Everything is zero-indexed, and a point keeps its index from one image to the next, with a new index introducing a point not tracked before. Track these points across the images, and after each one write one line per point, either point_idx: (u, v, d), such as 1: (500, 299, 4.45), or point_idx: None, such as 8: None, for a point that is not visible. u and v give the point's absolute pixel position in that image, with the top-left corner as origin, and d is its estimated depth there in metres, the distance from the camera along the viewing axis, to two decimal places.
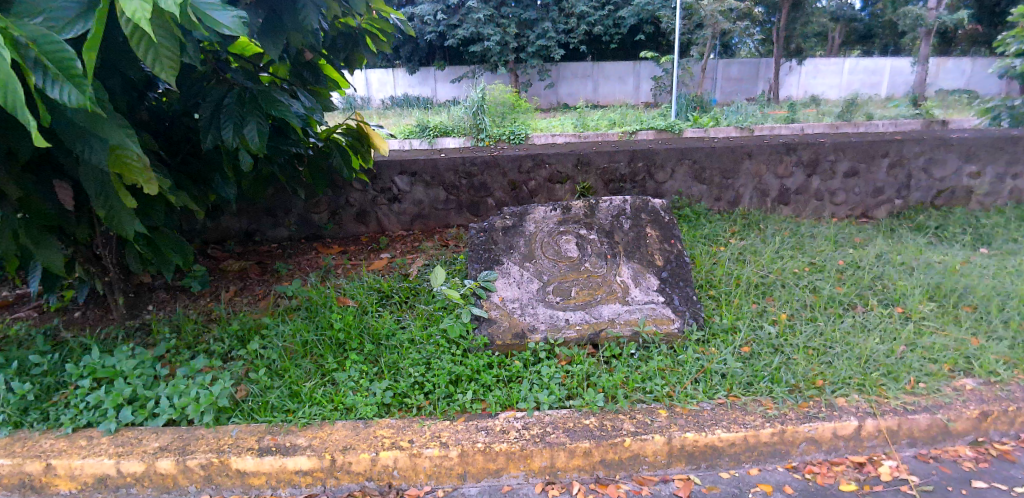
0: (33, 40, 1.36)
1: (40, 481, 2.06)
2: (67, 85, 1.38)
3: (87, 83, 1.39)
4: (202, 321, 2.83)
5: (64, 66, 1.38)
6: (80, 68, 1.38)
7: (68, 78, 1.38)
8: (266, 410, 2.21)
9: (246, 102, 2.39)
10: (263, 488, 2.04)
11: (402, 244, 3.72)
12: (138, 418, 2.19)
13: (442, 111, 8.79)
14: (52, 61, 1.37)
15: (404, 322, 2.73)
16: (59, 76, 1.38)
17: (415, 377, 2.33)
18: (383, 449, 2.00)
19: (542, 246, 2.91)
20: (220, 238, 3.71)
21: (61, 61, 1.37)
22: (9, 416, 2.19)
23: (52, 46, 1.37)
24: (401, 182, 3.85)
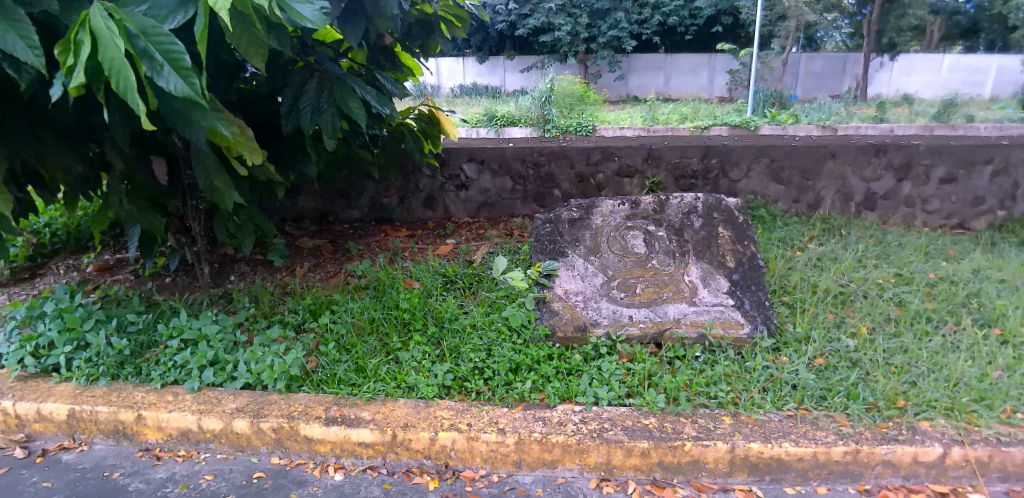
0: (143, 32, 1.50)
1: (132, 429, 2.26)
2: (173, 75, 1.52)
3: (192, 76, 1.53)
4: (279, 293, 2.98)
5: (172, 59, 1.52)
6: (188, 62, 1.52)
7: (175, 69, 1.52)
8: (334, 382, 2.32)
9: (324, 88, 2.51)
10: (328, 456, 2.14)
11: (468, 231, 3.76)
12: (218, 380, 2.36)
13: (511, 100, 8.81)
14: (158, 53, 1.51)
15: (467, 307, 2.77)
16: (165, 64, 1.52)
17: (476, 362, 2.37)
18: (442, 429, 2.05)
19: (607, 241, 2.87)
20: (297, 216, 3.90)
21: (169, 54, 1.51)
22: (108, 368, 2.43)
23: (160, 38, 1.52)
24: (469, 170, 3.89)
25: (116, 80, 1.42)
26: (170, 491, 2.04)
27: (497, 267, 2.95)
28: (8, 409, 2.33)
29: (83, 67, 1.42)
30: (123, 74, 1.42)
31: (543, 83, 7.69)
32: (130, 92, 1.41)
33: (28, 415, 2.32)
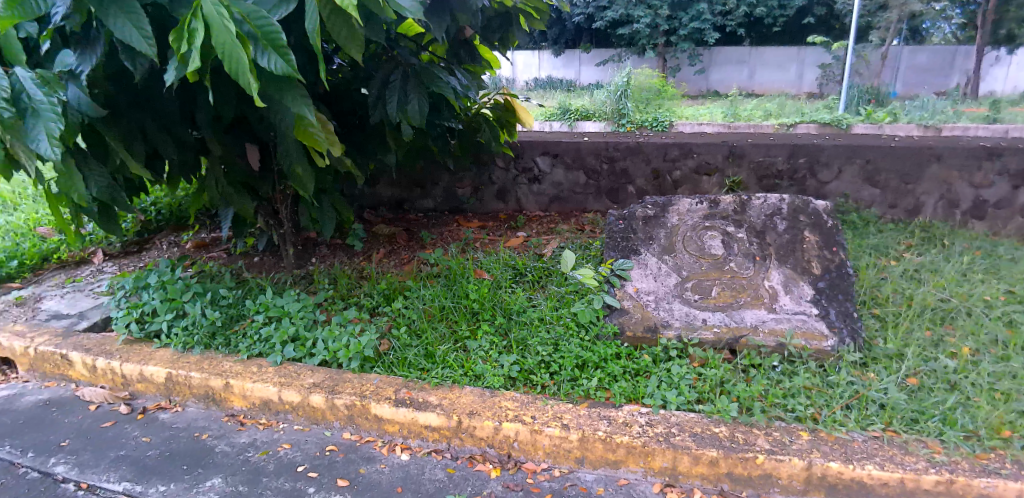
0: (248, 17, 1.59)
1: (220, 395, 2.43)
2: (274, 56, 1.61)
3: (290, 54, 1.61)
4: (356, 277, 3.11)
5: (271, 39, 1.60)
6: (285, 41, 1.60)
7: (275, 50, 1.61)
8: (404, 365, 2.41)
9: (410, 79, 2.57)
10: (395, 436, 2.22)
11: (538, 224, 3.76)
12: (298, 355, 2.50)
13: (585, 94, 8.72)
14: (259, 35, 1.59)
15: (536, 301, 2.77)
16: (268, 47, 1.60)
17: (543, 356, 2.38)
18: (506, 420, 2.07)
19: (683, 240, 2.78)
20: (375, 204, 4.06)
21: (269, 34, 1.59)
22: (202, 337, 2.63)
23: (262, 23, 1.60)
24: (542, 163, 3.88)
25: (231, 62, 1.48)
26: (251, 456, 2.19)
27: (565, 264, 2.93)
28: (116, 369, 2.58)
29: (199, 53, 1.48)
30: (235, 55, 1.48)
31: (620, 77, 7.55)
32: (245, 73, 1.49)
33: (132, 376, 2.56)
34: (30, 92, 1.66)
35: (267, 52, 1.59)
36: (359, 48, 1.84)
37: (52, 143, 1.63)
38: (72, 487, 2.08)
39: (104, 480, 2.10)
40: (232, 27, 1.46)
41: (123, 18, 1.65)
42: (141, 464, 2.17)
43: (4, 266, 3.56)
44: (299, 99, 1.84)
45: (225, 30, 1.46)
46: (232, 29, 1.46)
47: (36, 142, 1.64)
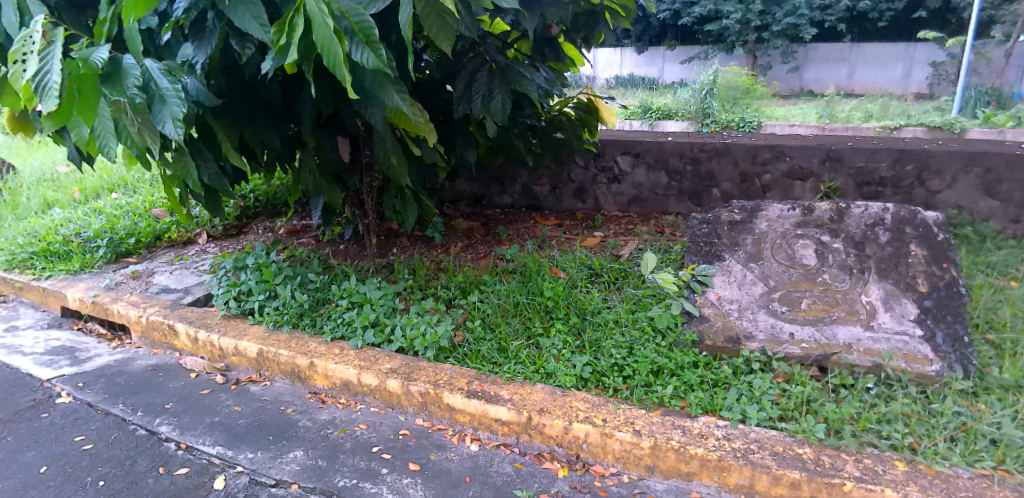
0: (346, 13, 1.67)
1: (305, 373, 2.58)
2: (366, 50, 1.68)
3: (380, 48, 1.68)
4: (434, 268, 3.20)
5: (365, 34, 1.67)
6: (377, 35, 1.66)
7: (367, 44, 1.68)
8: (477, 358, 2.46)
9: (496, 76, 2.60)
10: (466, 426, 2.26)
11: (616, 225, 3.70)
12: (377, 341, 2.60)
13: (667, 93, 8.47)
14: (355, 29, 1.66)
15: (611, 302, 2.74)
16: (362, 42, 1.66)
17: (616, 358, 2.35)
18: (577, 420, 2.06)
19: (772, 248, 2.66)
20: (454, 198, 4.16)
21: (363, 30, 1.66)
22: (291, 317, 2.81)
23: (359, 17, 1.68)
24: (623, 163, 3.81)
25: (328, 57, 1.55)
26: (331, 433, 2.30)
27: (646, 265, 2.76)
28: (215, 341, 2.80)
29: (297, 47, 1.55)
30: (332, 48, 1.54)
31: (706, 75, 7.28)
32: (340, 66, 1.54)
33: (228, 349, 2.77)
34: (157, 80, 1.79)
35: (360, 45, 1.66)
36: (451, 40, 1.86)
37: (176, 125, 1.78)
38: (174, 446, 2.28)
39: (202, 442, 2.29)
40: (331, 22, 1.52)
41: (242, 7, 1.77)
42: (233, 431, 2.35)
43: (123, 243, 4.00)
44: (392, 92, 1.93)
45: (324, 25, 1.52)
46: (330, 24, 1.52)
47: (164, 124, 1.78)
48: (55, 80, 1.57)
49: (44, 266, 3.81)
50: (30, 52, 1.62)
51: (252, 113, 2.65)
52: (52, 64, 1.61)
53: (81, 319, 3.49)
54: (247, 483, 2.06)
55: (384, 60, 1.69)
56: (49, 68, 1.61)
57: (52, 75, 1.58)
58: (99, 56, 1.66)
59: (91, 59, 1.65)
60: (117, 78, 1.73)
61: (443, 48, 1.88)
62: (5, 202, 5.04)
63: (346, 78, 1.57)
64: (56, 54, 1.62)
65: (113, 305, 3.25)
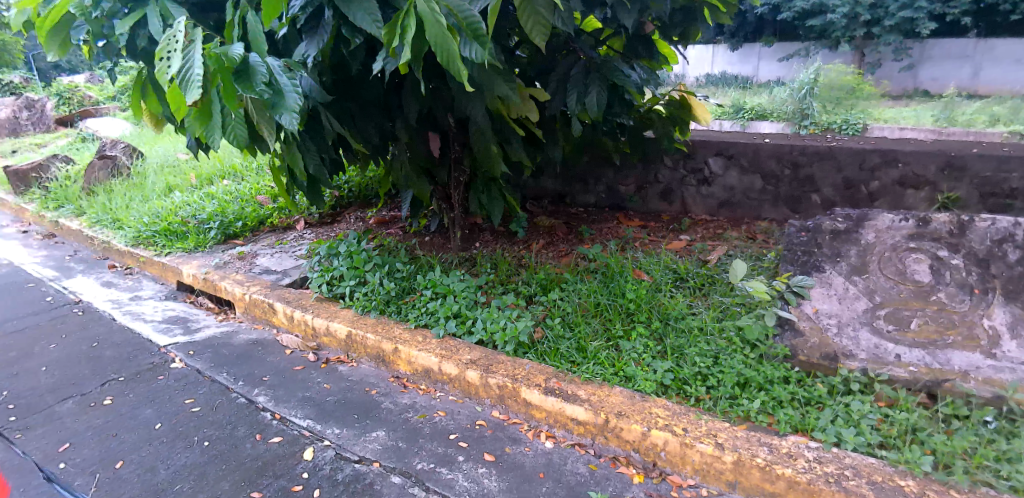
0: (454, 10, 1.74)
1: (389, 357, 2.70)
2: (474, 44, 1.75)
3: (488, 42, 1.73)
4: (515, 264, 3.24)
5: (473, 28, 1.73)
6: (485, 29, 1.72)
7: (475, 39, 1.74)
8: (556, 356, 2.47)
9: (591, 72, 2.61)
10: (541, 422, 2.28)
11: (704, 229, 3.59)
12: (458, 331, 2.68)
13: (762, 92, 8.03)
14: (463, 24, 1.73)
15: (696, 308, 2.68)
16: (471, 37, 1.73)
17: (699, 367, 2.28)
18: (656, 427, 2.02)
19: (879, 261, 2.46)
20: (538, 195, 4.20)
21: (470, 25, 1.72)
22: (378, 304, 2.95)
23: (466, 13, 1.73)
24: (714, 165, 3.67)
25: (441, 50, 1.62)
26: (411, 417, 2.39)
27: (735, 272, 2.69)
28: (308, 321, 2.99)
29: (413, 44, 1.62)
30: (445, 45, 1.61)
31: (807, 73, 6.82)
32: (454, 58, 1.61)
33: (320, 330, 2.95)
34: (277, 76, 1.95)
35: (467, 41, 1.74)
36: (544, 39, 1.93)
37: (294, 119, 1.93)
38: (270, 415, 2.46)
39: (294, 414, 2.46)
40: (441, 18, 1.59)
41: (354, 9, 1.93)
42: (322, 407, 2.50)
43: (232, 226, 4.36)
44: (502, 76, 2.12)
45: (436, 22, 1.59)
46: (443, 22, 1.58)
47: (283, 117, 1.93)
48: (198, 73, 1.75)
49: (165, 244, 4.24)
50: (173, 51, 1.81)
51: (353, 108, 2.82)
52: (194, 59, 1.78)
53: (194, 293, 3.84)
54: (333, 456, 2.19)
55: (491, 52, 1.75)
56: (191, 64, 1.78)
57: (196, 68, 1.75)
58: (237, 53, 1.87)
59: (231, 56, 1.86)
60: (247, 76, 1.88)
61: (539, 43, 1.94)
62: (135, 185, 5.63)
63: (460, 69, 1.64)
64: (197, 50, 1.79)
65: (221, 282, 3.55)
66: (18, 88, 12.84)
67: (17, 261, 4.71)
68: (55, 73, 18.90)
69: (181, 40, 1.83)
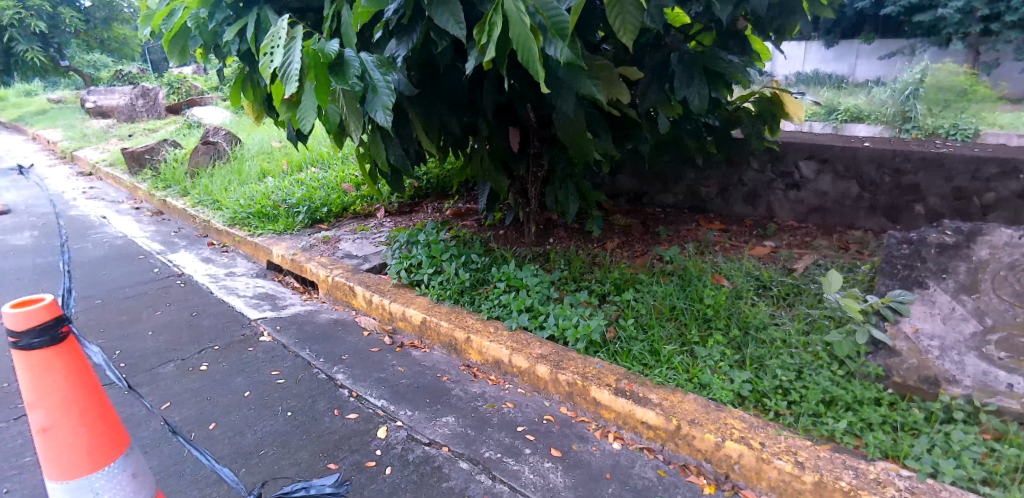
0: (540, 9, 1.74)
1: (461, 346, 2.76)
2: (559, 44, 1.75)
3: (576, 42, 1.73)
4: (588, 261, 3.23)
5: (559, 28, 1.73)
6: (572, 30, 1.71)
7: (562, 39, 1.74)
8: (628, 357, 2.44)
9: (692, 63, 2.64)
10: (609, 423, 2.25)
11: (791, 235, 3.43)
12: (530, 325, 2.70)
13: (859, 92, 7.50)
14: (549, 23, 1.73)
15: (779, 318, 2.58)
16: (555, 37, 1.74)
17: (781, 381, 2.18)
18: (730, 438, 1.95)
19: (993, 281, 2.24)
20: (615, 194, 4.16)
21: (557, 24, 1.72)
22: (452, 293, 3.02)
23: (552, 12, 1.73)
24: (806, 168, 3.47)
25: (524, 51, 1.64)
26: (480, 405, 2.44)
27: (829, 284, 2.51)
28: (386, 306, 3.11)
29: (496, 42, 1.64)
30: (527, 46, 1.63)
31: (913, 73, 6.30)
32: (534, 61, 1.62)
33: (396, 314, 3.06)
34: (371, 72, 2.05)
35: (554, 42, 1.75)
36: (630, 36, 1.88)
37: (386, 112, 2.02)
38: (347, 393, 2.58)
39: (370, 393, 2.57)
40: (526, 18, 1.61)
41: (443, 9, 1.98)
42: (395, 388, 2.59)
43: (318, 211, 4.60)
44: None
45: (521, 23, 1.61)
46: (527, 23, 1.59)
47: (374, 111, 2.02)
48: (299, 69, 1.84)
49: (258, 225, 4.53)
50: (277, 48, 1.93)
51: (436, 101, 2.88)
52: (295, 55, 1.87)
53: (282, 272, 4.09)
54: (405, 437, 2.27)
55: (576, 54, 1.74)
56: (293, 60, 1.87)
57: (297, 64, 1.85)
58: (334, 50, 1.93)
59: (328, 52, 1.93)
60: (341, 69, 1.99)
61: (626, 41, 1.91)
62: (233, 169, 6.06)
63: (539, 70, 1.65)
64: (299, 47, 1.88)
65: (307, 263, 3.76)
66: (135, 77, 14.12)
67: (130, 234, 5.19)
68: (167, 64, 20.63)
69: (284, 38, 1.93)
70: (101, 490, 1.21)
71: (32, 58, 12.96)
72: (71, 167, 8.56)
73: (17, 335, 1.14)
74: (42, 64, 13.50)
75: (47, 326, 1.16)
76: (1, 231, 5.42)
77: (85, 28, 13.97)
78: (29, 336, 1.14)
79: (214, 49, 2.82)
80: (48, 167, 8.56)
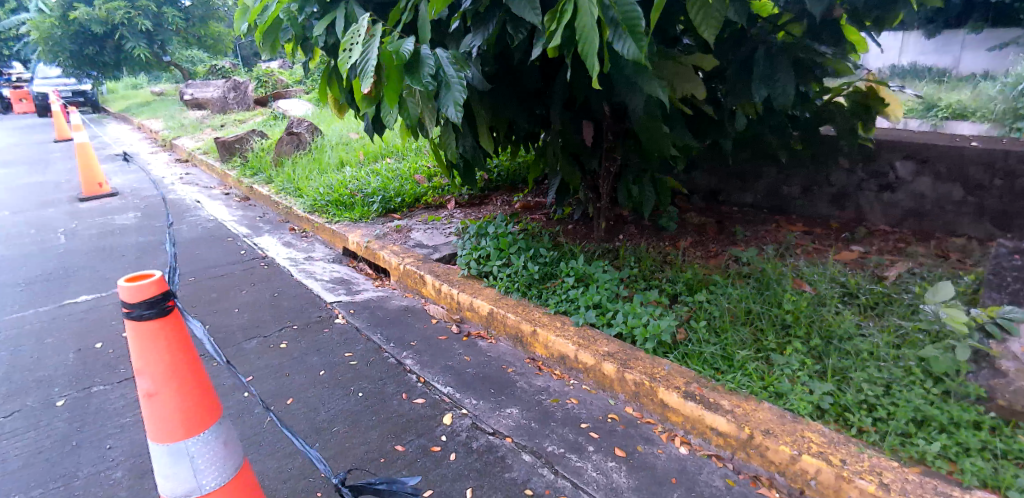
0: (613, 3, 1.68)
1: (526, 339, 2.77)
2: (628, 40, 1.68)
3: (644, 39, 1.66)
4: (659, 260, 3.15)
5: (630, 23, 1.66)
6: (643, 26, 1.64)
7: (631, 34, 1.67)
8: (699, 360, 2.36)
9: (776, 59, 2.54)
10: (676, 427, 2.19)
11: (881, 241, 3.19)
12: (597, 322, 2.67)
13: (965, 83, 6.83)
14: (620, 18, 1.67)
15: (867, 329, 2.41)
16: (625, 32, 1.67)
17: (866, 395, 2.03)
18: (808, 453, 1.84)
19: None
20: (690, 191, 4.05)
21: (628, 19, 1.65)
22: (520, 286, 3.04)
23: (625, 6, 1.67)
24: (902, 169, 3.21)
25: (588, 45, 1.58)
26: (544, 400, 2.44)
27: (937, 295, 2.32)
28: (454, 295, 3.17)
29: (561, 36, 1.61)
30: (590, 40, 1.58)
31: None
32: (593, 55, 1.55)
33: (464, 304, 3.11)
34: (445, 68, 2.08)
35: (624, 38, 1.68)
36: (715, 32, 1.84)
37: (455, 108, 2.03)
38: (414, 378, 2.66)
39: (437, 380, 2.62)
40: (595, 13, 1.56)
41: (518, 3, 1.97)
42: (462, 377, 2.64)
43: (392, 201, 4.76)
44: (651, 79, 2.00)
45: (588, 16, 1.57)
46: (594, 17, 1.54)
47: (445, 107, 2.05)
48: (375, 65, 1.89)
49: (336, 213, 4.74)
50: (356, 44, 2.00)
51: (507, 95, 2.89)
52: (372, 54, 1.93)
53: (356, 259, 4.26)
54: (470, 425, 2.30)
55: (646, 49, 1.67)
56: (371, 56, 1.93)
57: (373, 62, 1.90)
58: (409, 49, 1.95)
59: (402, 52, 1.94)
60: (416, 66, 2.02)
61: (707, 37, 1.86)
62: (314, 158, 6.36)
63: (599, 66, 1.58)
64: (376, 45, 1.93)
65: (381, 251, 3.89)
66: (228, 71, 15.09)
67: (220, 218, 5.57)
68: (256, 59, 21.92)
69: (364, 35, 1.99)
70: (195, 454, 1.30)
71: (140, 55, 14.14)
72: (170, 154, 9.28)
73: (131, 305, 1.23)
74: (149, 60, 14.71)
75: (156, 300, 1.25)
76: (110, 211, 5.97)
77: (186, 26, 15.08)
78: (140, 308, 1.23)
79: (302, 41, 2.97)
80: (152, 154, 9.33)
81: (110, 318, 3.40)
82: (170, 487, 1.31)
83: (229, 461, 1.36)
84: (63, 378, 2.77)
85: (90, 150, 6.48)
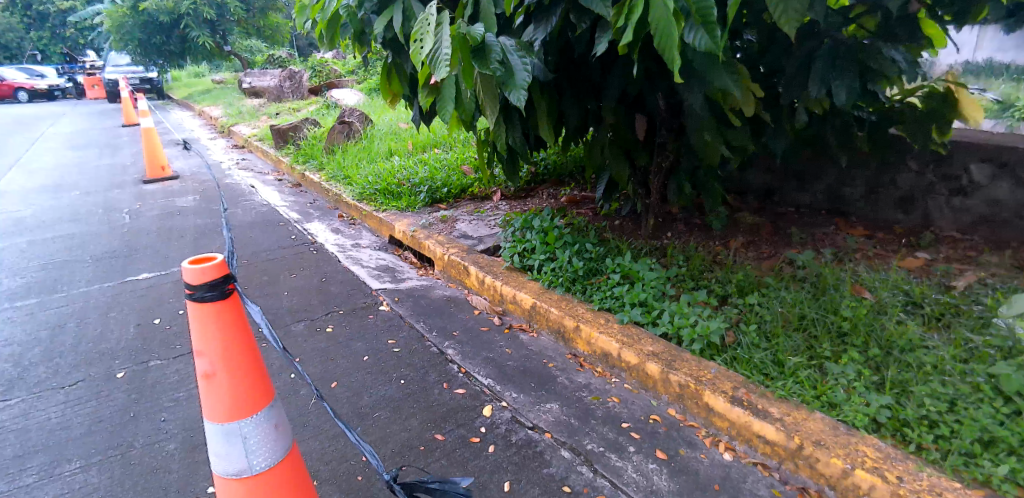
0: None
1: (569, 334, 2.75)
2: (701, 31, 1.64)
3: (718, 31, 1.60)
4: (709, 260, 3.07)
5: (703, 13, 1.61)
6: (717, 16, 1.58)
7: (704, 25, 1.62)
8: (748, 365, 2.29)
9: (841, 56, 2.43)
10: (721, 431, 2.13)
11: (950, 248, 3.00)
12: (642, 320, 2.63)
13: None
14: (694, 10, 1.62)
15: (932, 340, 2.28)
16: (698, 24, 1.63)
17: (929, 410, 1.91)
18: (862, 468, 1.75)
19: None
20: (743, 190, 3.92)
21: (701, 9, 1.61)
22: (564, 281, 3.02)
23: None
24: (977, 173, 2.99)
25: (663, 37, 1.55)
26: (585, 397, 2.41)
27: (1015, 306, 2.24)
28: (498, 287, 3.17)
29: (633, 28, 1.57)
30: (666, 30, 1.53)
31: None
32: (672, 49, 1.53)
33: (507, 296, 3.11)
34: (509, 56, 2.07)
35: (697, 28, 1.62)
36: (794, 25, 1.72)
37: (521, 96, 2.02)
38: (455, 368, 2.68)
39: (477, 372, 2.64)
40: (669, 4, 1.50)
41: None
42: (502, 370, 2.64)
43: (438, 191, 4.81)
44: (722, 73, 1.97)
45: (662, 5, 1.52)
46: (670, 7, 1.49)
47: (512, 94, 2.04)
48: (446, 52, 1.86)
49: (383, 201, 4.82)
50: (426, 32, 1.90)
51: (563, 85, 2.85)
52: (445, 39, 1.88)
53: (401, 247, 4.32)
54: (509, 418, 2.30)
55: (719, 40, 1.62)
56: (441, 44, 1.89)
57: (445, 49, 1.86)
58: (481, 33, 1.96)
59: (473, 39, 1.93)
60: (483, 55, 2.03)
61: (788, 31, 1.75)
62: (364, 147, 6.49)
63: (676, 60, 1.55)
64: (448, 32, 1.89)
65: (426, 240, 3.93)
66: (285, 61, 15.51)
67: (273, 202, 5.76)
68: (312, 50, 22.52)
69: (432, 22, 1.93)
70: (247, 436, 1.35)
71: (203, 44, 14.77)
72: (228, 140, 9.64)
73: (193, 287, 1.28)
74: (212, 49, 15.34)
75: (216, 283, 1.29)
76: (172, 194, 6.26)
77: (246, 17, 15.61)
78: (202, 290, 1.28)
79: (361, 35, 3.01)
80: (211, 139, 9.74)
81: (168, 296, 3.57)
82: (222, 466, 1.36)
83: (279, 444, 1.40)
84: (124, 351, 2.92)
85: (154, 135, 6.81)
